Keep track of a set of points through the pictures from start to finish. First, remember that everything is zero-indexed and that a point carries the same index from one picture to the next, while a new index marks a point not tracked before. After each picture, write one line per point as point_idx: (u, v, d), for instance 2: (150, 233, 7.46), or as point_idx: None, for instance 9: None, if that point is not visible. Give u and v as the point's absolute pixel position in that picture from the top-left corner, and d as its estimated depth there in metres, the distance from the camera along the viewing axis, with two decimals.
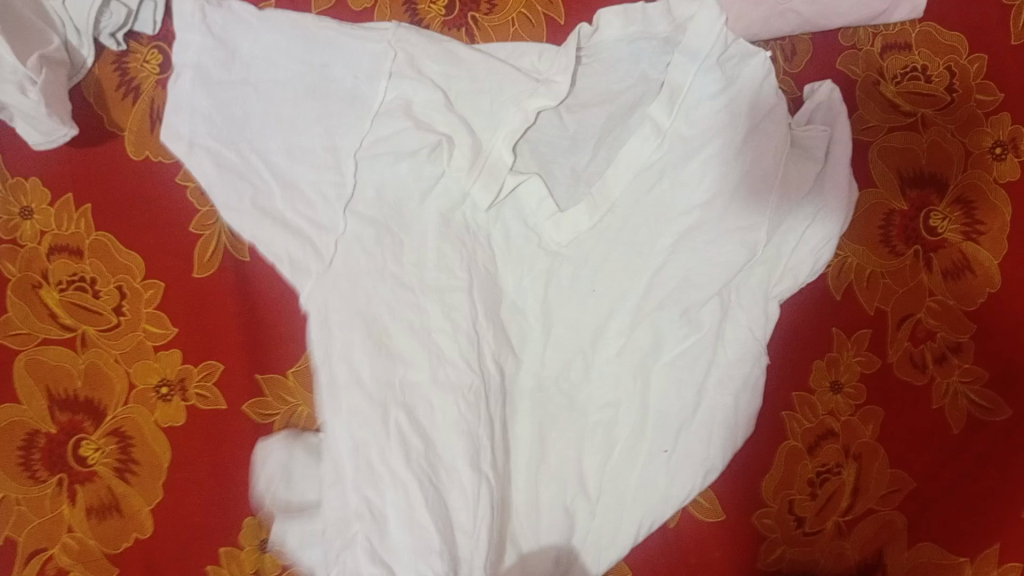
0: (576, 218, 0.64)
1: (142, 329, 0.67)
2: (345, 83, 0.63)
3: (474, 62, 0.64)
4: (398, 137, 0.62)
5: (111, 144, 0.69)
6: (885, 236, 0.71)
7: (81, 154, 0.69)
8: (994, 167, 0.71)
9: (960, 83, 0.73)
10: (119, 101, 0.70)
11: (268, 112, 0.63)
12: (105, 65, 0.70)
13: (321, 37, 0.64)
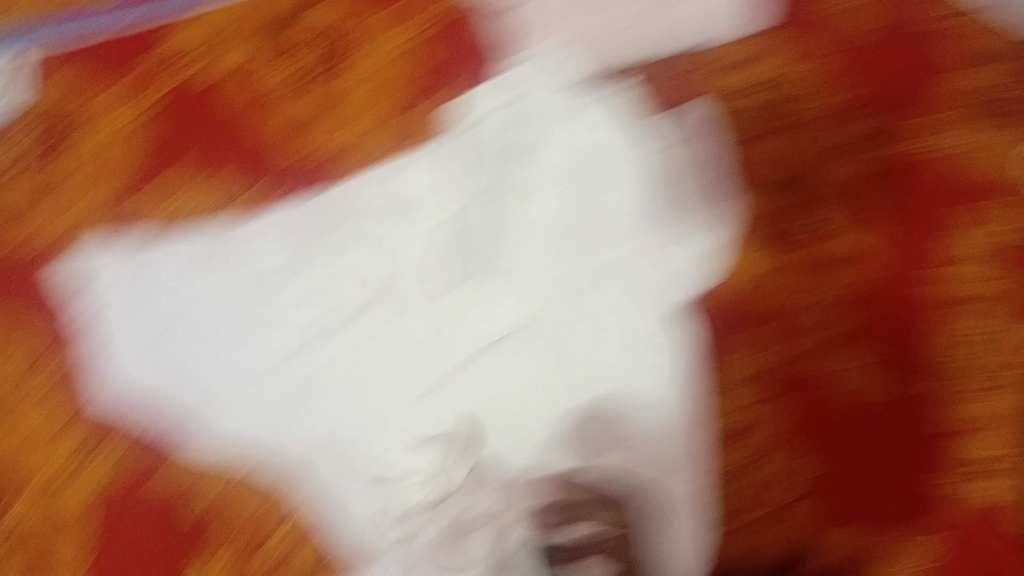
0: (513, 291, 0.73)
1: (42, 423, 0.71)
2: (239, 292, 0.73)
3: (340, 200, 0.75)
4: (277, 291, 0.73)
5: None
6: (760, 239, 0.74)
7: None
8: (851, 164, 0.76)
9: (810, 87, 0.77)
10: None
11: (204, 328, 0.72)
12: None
13: (223, 245, 0.75)
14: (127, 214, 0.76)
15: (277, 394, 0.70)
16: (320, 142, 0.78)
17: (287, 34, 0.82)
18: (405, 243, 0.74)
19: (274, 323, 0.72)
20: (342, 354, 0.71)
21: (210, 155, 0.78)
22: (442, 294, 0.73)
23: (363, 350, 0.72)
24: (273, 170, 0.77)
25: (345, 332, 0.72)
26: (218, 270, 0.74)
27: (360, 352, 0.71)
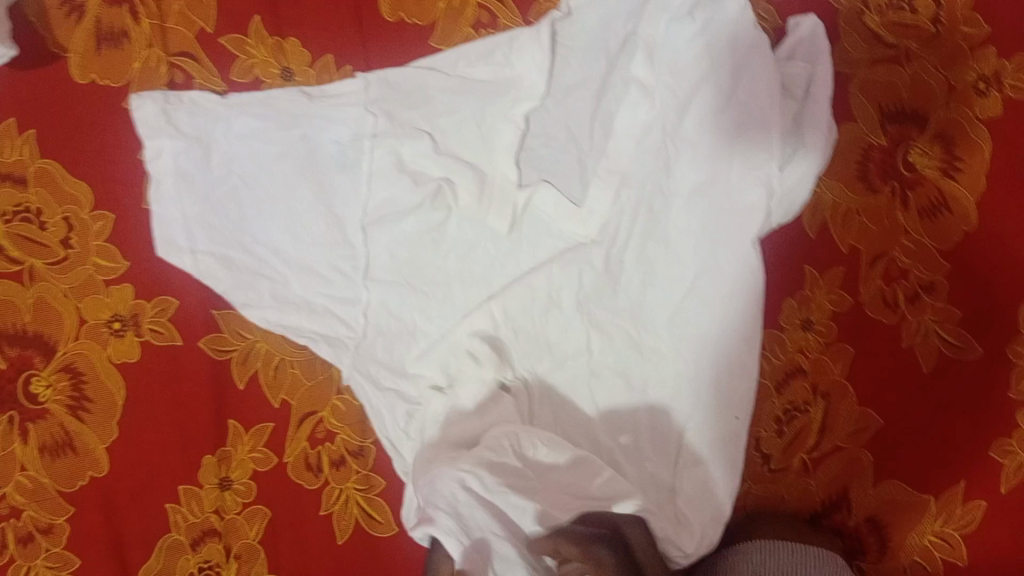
0: (595, 204, 0.65)
1: (92, 265, 0.63)
2: (294, 162, 0.65)
3: (422, 84, 0.67)
4: (333, 161, 0.66)
5: (53, 67, 0.65)
6: (862, 171, 0.69)
7: (16, 79, 0.64)
8: (977, 103, 0.70)
9: (946, 16, 0.72)
10: (63, 22, 0.66)
11: (259, 190, 0.65)
12: None
13: (290, 112, 0.66)
14: (208, 58, 0.67)
15: (322, 284, 0.65)
16: (426, 9, 0.70)
17: None
18: (466, 139, 0.67)
19: (335, 197, 0.66)
20: (404, 254, 0.65)
21: (307, 5, 0.68)
22: (501, 209, 0.65)
23: (423, 246, 0.65)
24: (371, 32, 0.69)
25: (406, 230, 0.65)
26: (287, 139, 0.65)
27: (413, 247, 0.65)
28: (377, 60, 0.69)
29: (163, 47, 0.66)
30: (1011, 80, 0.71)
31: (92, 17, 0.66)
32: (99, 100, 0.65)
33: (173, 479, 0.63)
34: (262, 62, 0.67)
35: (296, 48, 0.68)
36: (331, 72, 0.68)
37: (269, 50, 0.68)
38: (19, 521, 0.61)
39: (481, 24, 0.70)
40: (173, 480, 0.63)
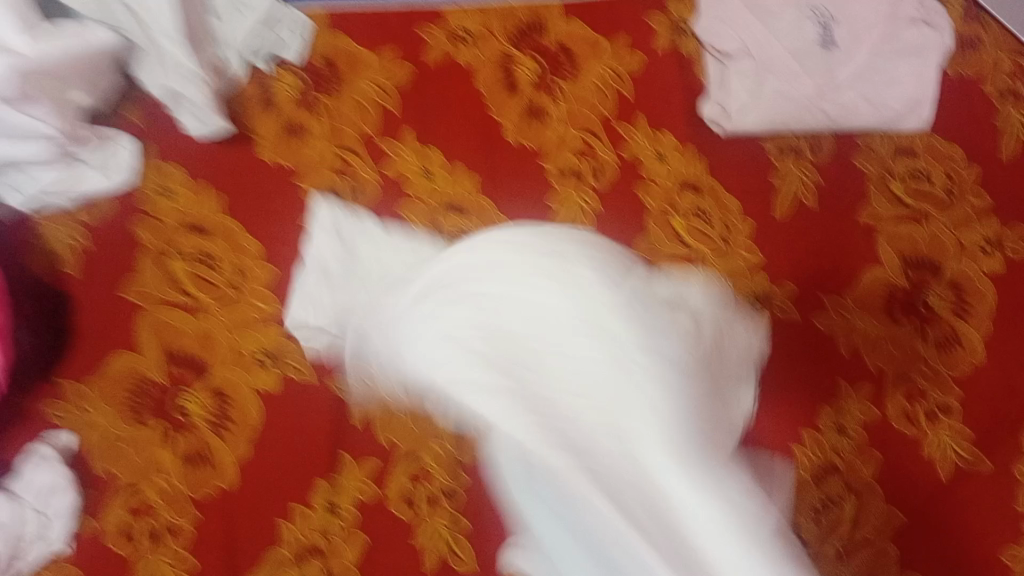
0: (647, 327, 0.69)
1: (251, 306, 0.77)
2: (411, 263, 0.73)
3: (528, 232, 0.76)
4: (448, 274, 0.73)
5: (246, 151, 0.80)
6: (887, 307, 0.83)
7: (221, 155, 0.80)
8: (983, 260, 0.85)
9: (957, 189, 0.87)
10: (259, 114, 0.82)
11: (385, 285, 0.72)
12: (252, 87, 0.82)
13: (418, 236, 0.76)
14: (368, 158, 0.82)
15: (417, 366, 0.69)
16: (543, 137, 0.84)
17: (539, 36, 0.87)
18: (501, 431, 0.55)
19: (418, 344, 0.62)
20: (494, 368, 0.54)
21: (450, 125, 0.83)
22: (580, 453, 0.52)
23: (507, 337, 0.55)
24: (499, 152, 0.83)
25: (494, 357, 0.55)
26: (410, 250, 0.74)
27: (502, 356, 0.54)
28: (501, 173, 0.83)
29: (334, 143, 0.82)
30: (1011, 245, 0.85)
31: (282, 115, 0.82)
32: (278, 177, 0.80)
33: (286, 498, 0.72)
34: (411, 165, 0.82)
35: (438, 157, 0.83)
36: (465, 180, 0.82)
37: (418, 157, 0.82)
38: (149, 514, 0.72)
39: (584, 151, 0.85)
40: (286, 498, 0.72)
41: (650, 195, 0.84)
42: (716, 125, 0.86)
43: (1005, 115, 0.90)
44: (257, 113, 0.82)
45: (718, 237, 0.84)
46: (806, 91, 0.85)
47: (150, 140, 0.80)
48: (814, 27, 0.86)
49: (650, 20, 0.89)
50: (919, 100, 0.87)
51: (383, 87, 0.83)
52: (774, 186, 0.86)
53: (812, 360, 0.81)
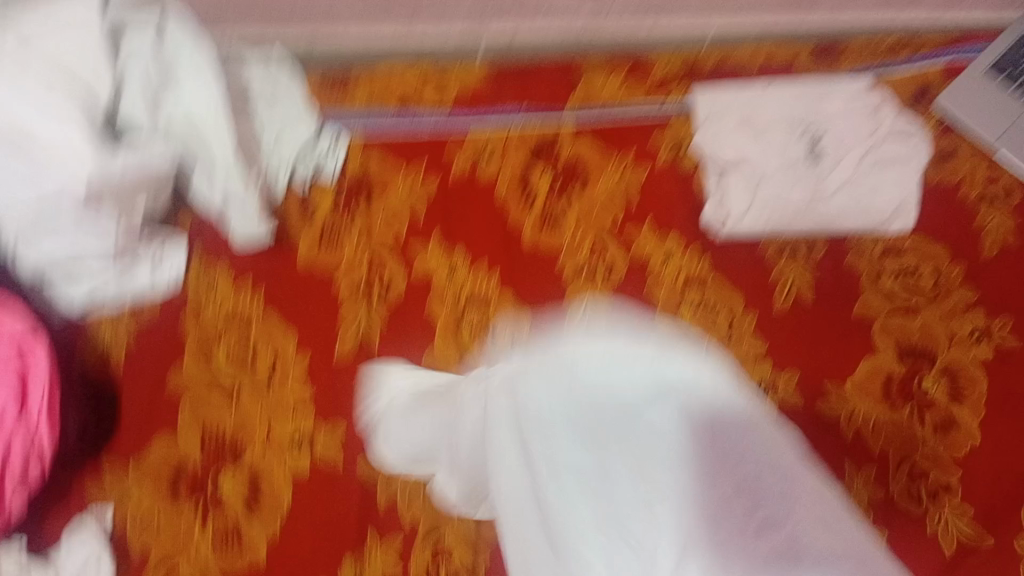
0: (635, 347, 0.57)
1: (287, 391, 0.82)
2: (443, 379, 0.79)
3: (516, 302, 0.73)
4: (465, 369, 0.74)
5: (289, 250, 0.88)
6: (885, 393, 0.88)
7: (265, 255, 0.88)
8: (973, 348, 0.90)
9: (943, 283, 0.93)
10: (300, 219, 0.90)
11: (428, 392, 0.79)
12: (294, 196, 0.91)
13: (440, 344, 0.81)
14: (399, 257, 0.89)
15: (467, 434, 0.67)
16: (558, 237, 0.92)
17: (553, 149, 0.96)
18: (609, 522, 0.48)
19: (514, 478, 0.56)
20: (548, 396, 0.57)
21: (473, 227, 0.91)
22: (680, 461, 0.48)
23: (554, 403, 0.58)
24: (516, 251, 0.91)
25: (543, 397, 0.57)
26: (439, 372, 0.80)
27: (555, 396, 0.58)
28: (520, 268, 0.90)
29: (369, 243, 0.89)
30: (999, 333, 0.91)
31: (321, 219, 0.90)
32: (317, 273, 0.87)
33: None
34: (440, 261, 0.89)
35: (462, 254, 0.90)
36: (486, 274, 0.89)
37: (444, 255, 0.89)
38: None
39: (596, 252, 0.92)
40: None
41: (659, 292, 0.91)
42: (713, 230, 0.94)
43: (984, 217, 0.97)
44: (298, 219, 0.90)
45: (723, 329, 0.90)
46: (796, 199, 0.93)
47: (201, 244, 0.88)
48: (800, 144, 0.96)
49: (654, 138, 0.98)
50: (902, 204, 0.94)
51: (413, 194, 0.92)
52: (772, 283, 0.93)
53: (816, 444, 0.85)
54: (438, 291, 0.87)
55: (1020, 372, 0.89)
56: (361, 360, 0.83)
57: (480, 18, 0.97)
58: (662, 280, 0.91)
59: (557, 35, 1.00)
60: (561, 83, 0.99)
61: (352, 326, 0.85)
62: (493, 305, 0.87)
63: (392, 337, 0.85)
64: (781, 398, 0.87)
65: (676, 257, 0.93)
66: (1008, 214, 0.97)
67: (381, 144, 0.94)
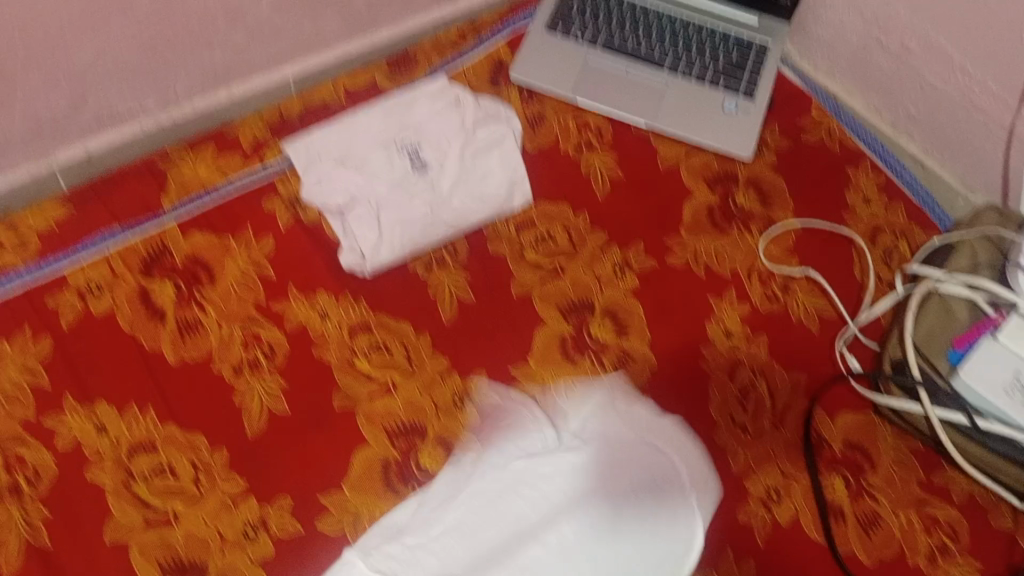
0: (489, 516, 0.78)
1: None
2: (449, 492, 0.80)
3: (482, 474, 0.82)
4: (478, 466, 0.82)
5: None
6: (564, 354, 0.92)
7: None
8: (622, 281, 0.97)
9: (577, 235, 0.99)
10: None
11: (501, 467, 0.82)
12: None
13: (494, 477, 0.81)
14: (35, 441, 0.80)
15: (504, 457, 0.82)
16: (202, 347, 0.87)
17: (165, 263, 0.91)
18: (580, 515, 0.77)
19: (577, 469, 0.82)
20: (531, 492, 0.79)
21: (107, 374, 0.84)
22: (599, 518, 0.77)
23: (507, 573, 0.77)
24: (166, 380, 0.85)
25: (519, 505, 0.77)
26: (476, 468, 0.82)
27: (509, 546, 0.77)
28: (175, 395, 0.84)
29: None
30: (637, 260, 0.98)
31: None
32: None
33: None
34: (85, 423, 0.82)
35: (106, 409, 0.83)
36: (139, 417, 0.83)
37: (89, 416, 0.82)
38: None
39: (249, 343, 0.88)
40: None
41: (329, 354, 0.89)
42: (359, 269, 0.94)
43: (588, 160, 1.04)
44: None
45: (403, 359, 0.90)
46: (420, 211, 0.96)
47: None
48: (401, 160, 0.99)
49: (266, 207, 0.96)
50: (514, 179, 1.00)
51: (24, 368, 0.84)
52: (433, 298, 0.94)
53: None
54: (94, 459, 0.80)
55: (668, 283, 0.97)
56: (34, 569, 0.75)
57: (42, 150, 0.91)
58: (327, 342, 0.89)
59: (128, 140, 0.96)
60: (148, 191, 0.95)
61: (13, 541, 0.76)
62: (162, 447, 0.82)
63: (59, 527, 0.77)
64: (479, 401, 0.89)
65: (335, 313, 0.91)
66: (608, 150, 1.05)
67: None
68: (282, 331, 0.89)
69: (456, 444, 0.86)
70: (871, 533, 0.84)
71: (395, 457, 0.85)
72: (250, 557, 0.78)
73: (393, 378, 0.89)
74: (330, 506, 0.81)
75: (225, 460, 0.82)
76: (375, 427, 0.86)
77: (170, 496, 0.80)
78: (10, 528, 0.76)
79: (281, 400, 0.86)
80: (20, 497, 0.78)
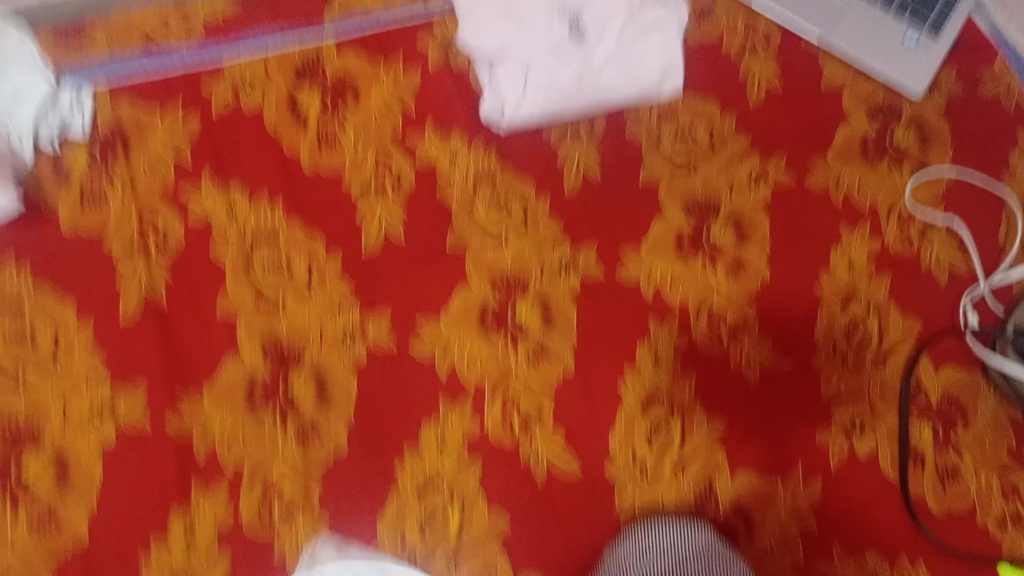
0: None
1: (76, 367, 0.79)
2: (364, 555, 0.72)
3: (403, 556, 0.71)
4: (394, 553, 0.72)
5: (50, 222, 0.84)
6: (677, 249, 0.91)
7: (26, 230, 0.83)
8: (754, 192, 0.95)
9: (719, 136, 0.97)
10: (56, 189, 0.85)
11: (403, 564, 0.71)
12: (44, 162, 0.86)
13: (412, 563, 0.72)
14: (172, 209, 0.86)
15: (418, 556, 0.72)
16: (337, 162, 0.90)
17: (316, 77, 0.94)
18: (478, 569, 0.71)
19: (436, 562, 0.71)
20: None
21: (246, 166, 0.89)
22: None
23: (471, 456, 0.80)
24: (300, 184, 0.89)
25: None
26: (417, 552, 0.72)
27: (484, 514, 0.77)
28: (304, 203, 0.88)
29: (136, 200, 0.86)
30: (775, 174, 0.96)
31: (79, 184, 0.86)
32: (84, 238, 0.83)
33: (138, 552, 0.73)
34: (220, 204, 0.87)
35: (240, 198, 0.87)
36: (266, 212, 0.87)
37: (223, 199, 0.87)
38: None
39: (380, 168, 0.91)
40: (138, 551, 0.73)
41: (452, 197, 0.91)
42: (496, 123, 0.94)
43: (748, 65, 1.01)
44: (53, 188, 0.85)
45: (519, 218, 0.91)
46: (570, 78, 0.94)
47: None
48: (562, 22, 0.95)
49: (419, 44, 0.97)
50: (669, 67, 0.96)
51: (172, 143, 0.88)
52: (561, 166, 0.94)
53: (622, 302, 0.87)
54: (223, 238, 0.85)
55: (799, 204, 0.94)
56: (150, 317, 0.81)
57: None
58: (453, 186, 0.91)
59: None
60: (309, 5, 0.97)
61: (136, 290, 0.82)
62: (286, 242, 0.86)
63: (179, 287, 0.83)
64: (584, 274, 0.89)
65: (467, 162, 0.93)
66: (767, 60, 1.02)
67: (129, 102, 0.89)
68: (413, 166, 0.92)
69: (553, 307, 0.87)
70: (950, 487, 0.82)
71: (493, 305, 0.86)
72: (344, 360, 0.82)
73: (506, 234, 0.90)
74: (425, 333, 0.84)
75: (338, 268, 0.86)
76: (481, 273, 0.88)
77: (283, 287, 0.84)
78: (138, 276, 0.82)
79: (400, 228, 0.88)
80: (151, 255, 0.84)
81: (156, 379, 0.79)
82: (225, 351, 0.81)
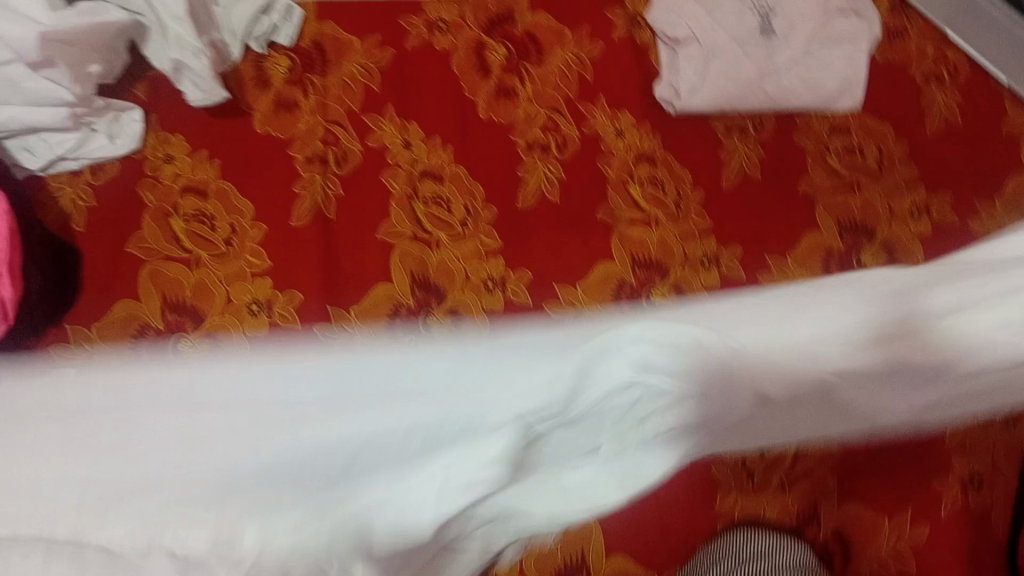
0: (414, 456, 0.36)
1: (245, 258, 0.84)
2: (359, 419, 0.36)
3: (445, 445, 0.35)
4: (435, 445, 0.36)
5: (246, 120, 0.90)
6: (825, 265, 0.90)
7: (223, 124, 0.89)
8: (913, 224, 0.93)
9: (888, 162, 0.96)
10: (255, 91, 0.91)
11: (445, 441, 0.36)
12: (248, 62, 0.92)
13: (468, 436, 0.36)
14: (353, 128, 0.91)
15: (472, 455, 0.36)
16: (508, 115, 0.94)
17: (504, 30, 0.98)
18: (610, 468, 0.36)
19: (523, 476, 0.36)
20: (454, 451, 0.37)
21: (426, 102, 0.93)
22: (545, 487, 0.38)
23: None
24: (472, 129, 0.93)
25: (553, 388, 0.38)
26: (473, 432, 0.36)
27: None
28: (472, 149, 0.92)
29: (323, 115, 0.91)
30: (938, 209, 0.94)
31: (277, 89, 0.92)
32: (273, 142, 0.90)
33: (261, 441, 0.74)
34: (395, 133, 0.91)
35: (415, 131, 0.92)
36: (436, 150, 0.91)
37: (399, 129, 0.91)
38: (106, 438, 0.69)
39: (548, 128, 0.94)
40: None
41: (611, 169, 0.92)
42: (669, 104, 0.95)
43: (930, 95, 0.99)
44: (253, 90, 0.91)
45: (673, 203, 0.92)
46: (751, 73, 0.92)
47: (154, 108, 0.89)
48: (752, 16, 0.93)
49: (607, 15, 1.00)
50: (851, 81, 0.95)
51: (365, 68, 0.94)
52: (722, 160, 0.95)
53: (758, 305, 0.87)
54: (394, 166, 0.90)
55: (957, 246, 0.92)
56: (317, 225, 0.86)
57: None
58: (615, 159, 0.93)
59: None
60: None
61: (308, 200, 0.87)
62: (450, 182, 0.90)
63: (346, 203, 0.87)
64: (726, 270, 0.89)
65: (632, 138, 0.94)
66: (951, 93, 1.00)
67: (334, 21, 0.96)
68: (579, 132, 0.94)
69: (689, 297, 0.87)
70: None
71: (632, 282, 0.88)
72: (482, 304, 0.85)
73: (658, 216, 0.91)
74: (560, 296, 0.86)
75: (492, 216, 0.89)
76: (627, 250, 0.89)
77: (439, 225, 0.88)
78: (313, 187, 0.88)
79: (556, 191, 0.91)
80: (327, 168, 0.89)
81: (313, 284, 0.84)
82: (376, 272, 0.85)
